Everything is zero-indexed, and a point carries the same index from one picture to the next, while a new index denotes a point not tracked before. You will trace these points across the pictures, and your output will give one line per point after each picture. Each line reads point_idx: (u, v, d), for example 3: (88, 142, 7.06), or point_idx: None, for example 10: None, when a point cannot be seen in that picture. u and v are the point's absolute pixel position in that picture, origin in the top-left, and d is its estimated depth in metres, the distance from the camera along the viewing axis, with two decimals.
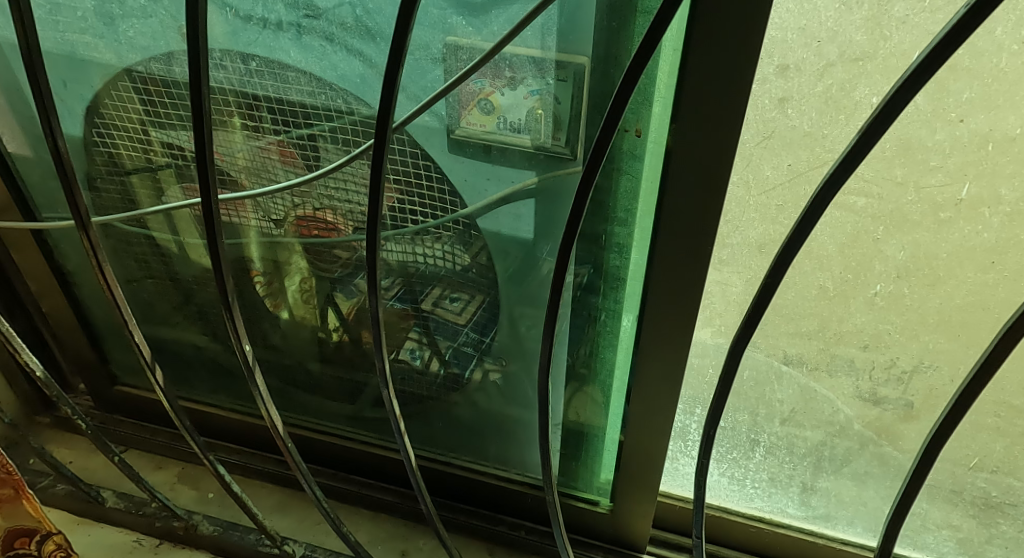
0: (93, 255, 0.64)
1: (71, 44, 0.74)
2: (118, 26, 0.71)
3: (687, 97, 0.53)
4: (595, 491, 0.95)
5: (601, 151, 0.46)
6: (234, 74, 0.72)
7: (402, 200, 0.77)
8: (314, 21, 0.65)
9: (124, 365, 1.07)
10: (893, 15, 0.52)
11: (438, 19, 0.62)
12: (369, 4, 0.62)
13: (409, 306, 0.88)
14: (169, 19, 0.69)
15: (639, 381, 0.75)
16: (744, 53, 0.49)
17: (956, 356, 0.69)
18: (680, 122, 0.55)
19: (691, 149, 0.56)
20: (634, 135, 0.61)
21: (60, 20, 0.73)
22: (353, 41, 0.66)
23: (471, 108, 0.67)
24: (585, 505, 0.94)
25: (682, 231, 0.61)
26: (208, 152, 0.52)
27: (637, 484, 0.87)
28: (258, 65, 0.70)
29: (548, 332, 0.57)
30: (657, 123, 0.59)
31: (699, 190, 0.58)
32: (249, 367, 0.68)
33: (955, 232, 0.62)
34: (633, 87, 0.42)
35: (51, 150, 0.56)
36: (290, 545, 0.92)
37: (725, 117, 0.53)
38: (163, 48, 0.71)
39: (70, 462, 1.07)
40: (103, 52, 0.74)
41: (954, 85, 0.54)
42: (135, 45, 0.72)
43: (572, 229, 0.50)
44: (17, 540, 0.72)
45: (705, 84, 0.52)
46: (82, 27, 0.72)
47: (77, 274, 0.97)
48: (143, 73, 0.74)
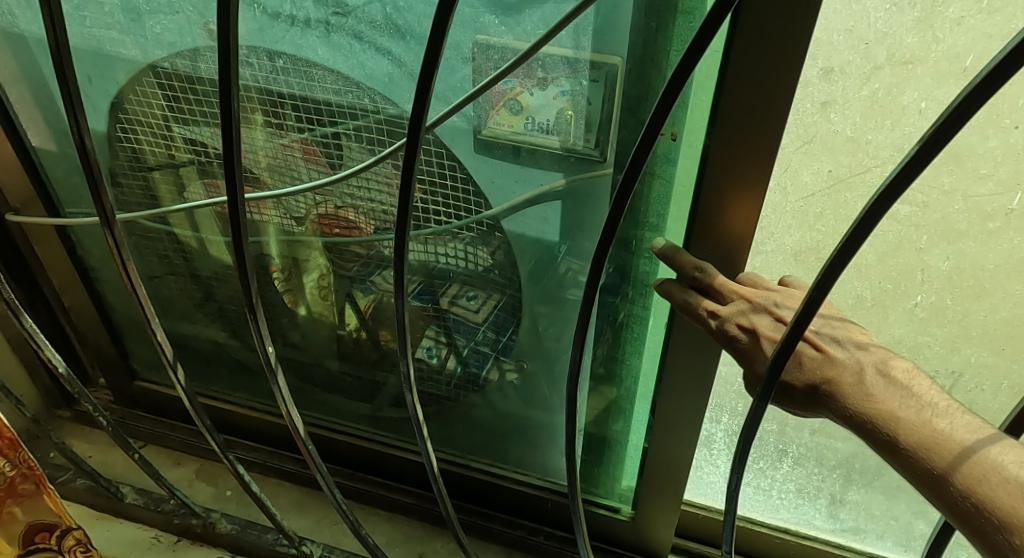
0: (117, 252, 0.64)
1: (98, 39, 0.74)
2: (145, 22, 0.71)
3: (729, 99, 0.52)
4: (615, 498, 0.94)
5: (642, 158, 0.44)
6: (260, 71, 0.71)
7: (424, 200, 0.75)
8: (344, 18, 0.65)
9: (144, 359, 1.07)
10: (947, 16, 0.50)
11: (469, 17, 0.60)
12: (399, 2, 0.61)
13: (429, 303, 0.86)
14: (196, 15, 0.68)
15: (667, 387, 0.74)
16: (792, 56, 0.48)
17: (998, 369, 0.68)
18: (720, 125, 0.53)
19: (731, 153, 0.54)
20: (669, 138, 0.59)
21: (87, 15, 0.72)
22: (383, 41, 0.65)
23: (499, 108, 0.66)
24: (606, 512, 0.93)
25: (718, 236, 0.60)
26: (235, 151, 0.51)
27: (660, 490, 0.85)
28: (284, 63, 0.69)
29: (579, 340, 0.55)
30: (694, 126, 0.57)
31: (737, 194, 0.57)
32: (271, 367, 0.67)
33: (1005, 242, 0.60)
34: (679, 91, 0.41)
35: (76, 145, 0.55)
36: (308, 546, 0.91)
37: (767, 121, 0.52)
38: (190, 44, 0.71)
39: (89, 456, 1.08)
40: (129, 48, 0.73)
41: (1011, 90, 0.52)
42: (161, 41, 0.72)
43: (608, 235, 0.49)
44: (37, 535, 0.71)
45: (749, 86, 0.51)
46: (108, 22, 0.72)
47: (98, 269, 0.97)
48: (168, 68, 0.74)
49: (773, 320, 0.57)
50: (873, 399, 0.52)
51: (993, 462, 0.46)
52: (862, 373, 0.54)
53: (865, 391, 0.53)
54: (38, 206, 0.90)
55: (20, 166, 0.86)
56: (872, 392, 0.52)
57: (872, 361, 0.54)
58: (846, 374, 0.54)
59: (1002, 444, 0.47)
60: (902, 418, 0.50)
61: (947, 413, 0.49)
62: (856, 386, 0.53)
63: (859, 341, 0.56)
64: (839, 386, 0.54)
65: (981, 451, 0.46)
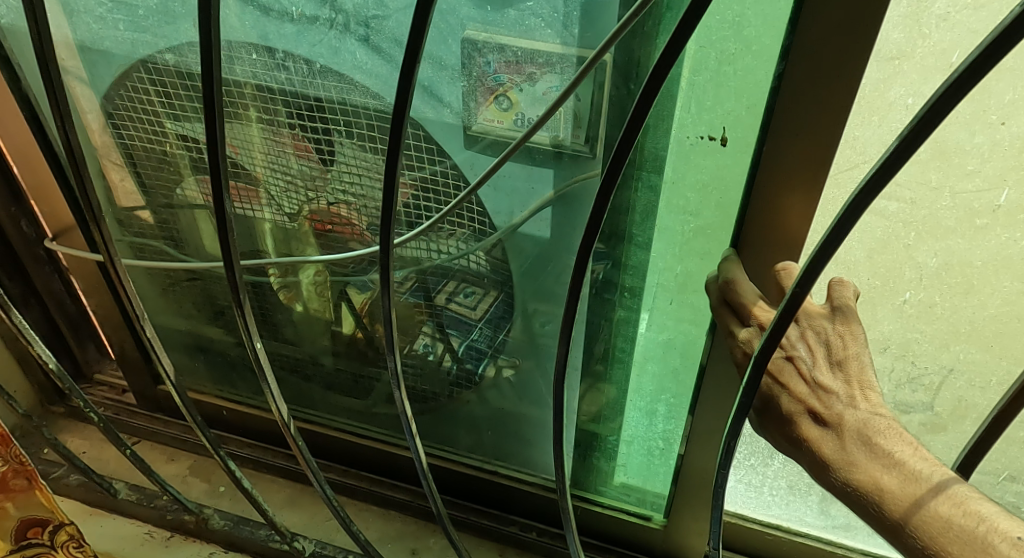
0: (105, 249, 0.63)
1: (132, 44, 0.73)
2: (178, 25, 0.70)
3: (786, 98, 0.53)
4: (649, 506, 0.93)
5: (621, 158, 0.44)
6: (296, 75, 0.70)
7: (416, 197, 0.74)
8: (381, 22, 0.64)
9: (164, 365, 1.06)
10: (933, 13, 0.50)
11: (515, 20, 0.60)
12: (443, 5, 0.61)
13: (422, 300, 0.85)
14: (236, 19, 0.68)
15: (707, 393, 0.74)
16: (850, 52, 0.49)
17: (986, 365, 0.68)
18: (777, 121, 0.54)
19: (783, 152, 0.55)
20: (718, 143, 0.59)
21: (121, 18, 0.71)
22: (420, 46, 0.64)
23: (489, 104, 0.66)
24: (636, 520, 0.92)
25: (766, 234, 0.61)
26: (220, 148, 0.50)
27: (693, 494, 0.84)
28: (320, 67, 0.69)
29: (565, 337, 0.55)
30: (743, 128, 0.58)
31: (790, 194, 0.57)
32: (258, 362, 0.67)
33: (992, 239, 0.60)
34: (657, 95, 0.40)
35: (63, 142, 0.55)
36: (300, 542, 0.91)
37: (829, 121, 0.52)
38: (228, 47, 0.70)
39: (83, 452, 1.08)
40: (163, 53, 0.72)
41: (996, 86, 0.52)
42: (159, 40, 0.72)
43: (594, 231, 0.48)
44: (29, 530, 0.70)
45: (808, 82, 0.51)
46: (144, 26, 0.71)
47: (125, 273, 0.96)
48: None
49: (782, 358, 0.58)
50: (856, 467, 0.52)
51: (990, 547, 0.45)
52: (842, 438, 0.54)
53: (847, 458, 0.53)
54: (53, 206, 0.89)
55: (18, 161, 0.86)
56: (854, 461, 0.53)
57: (854, 425, 0.54)
58: (825, 440, 0.54)
59: (992, 521, 0.46)
60: (888, 490, 0.50)
61: (932, 482, 0.49)
62: (836, 452, 0.53)
63: (853, 401, 0.55)
64: (825, 457, 0.54)
65: (971, 531, 0.46)
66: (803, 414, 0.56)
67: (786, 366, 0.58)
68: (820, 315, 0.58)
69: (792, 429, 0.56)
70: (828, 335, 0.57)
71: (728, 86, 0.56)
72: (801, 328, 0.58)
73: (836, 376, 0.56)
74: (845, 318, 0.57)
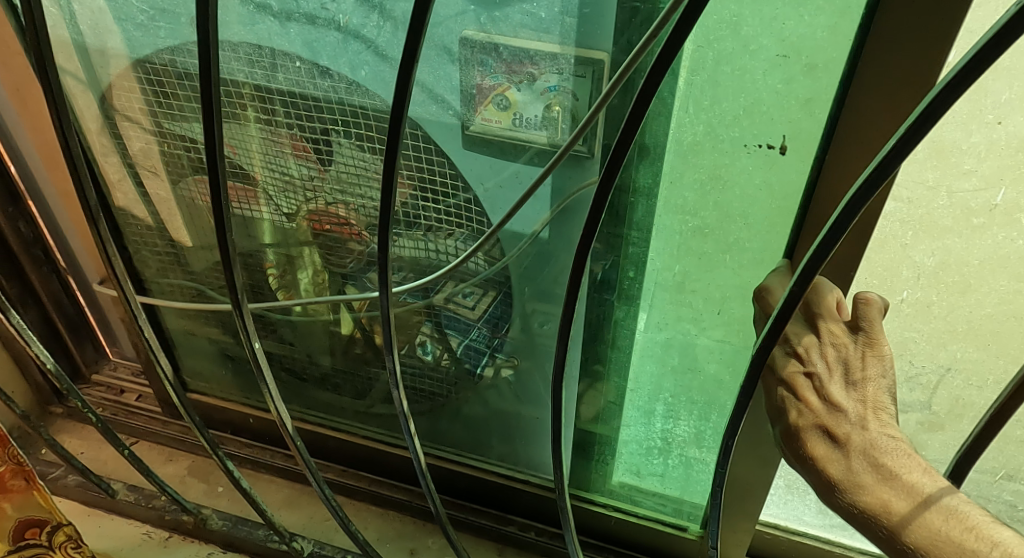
0: (104, 249, 0.64)
1: (171, 50, 0.72)
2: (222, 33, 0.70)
3: (849, 111, 0.52)
4: (685, 516, 0.91)
5: (618, 159, 0.44)
6: (340, 83, 0.69)
7: (414, 196, 0.74)
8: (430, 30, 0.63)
9: (194, 371, 1.08)
10: None
11: (571, 27, 0.59)
12: (495, 12, 0.60)
13: (421, 300, 0.85)
14: (279, 25, 0.67)
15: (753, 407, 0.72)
16: (916, 67, 0.47)
17: (983, 364, 0.68)
18: (839, 131, 0.53)
19: (842, 165, 0.54)
20: (777, 151, 0.59)
21: (162, 25, 0.70)
22: (469, 52, 0.63)
23: (488, 104, 0.66)
24: (674, 530, 0.90)
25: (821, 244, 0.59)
26: (219, 148, 0.51)
27: (733, 505, 0.83)
28: (366, 73, 0.68)
29: (563, 337, 0.55)
30: (802, 134, 0.57)
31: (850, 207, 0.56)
32: (257, 362, 0.67)
33: (989, 238, 0.60)
34: (652, 99, 0.40)
35: (61, 141, 0.56)
36: (299, 543, 0.91)
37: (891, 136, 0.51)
38: (272, 54, 0.69)
39: (81, 453, 1.08)
40: None
41: (993, 86, 0.52)
42: (159, 40, 0.72)
43: (591, 234, 0.48)
44: (29, 531, 0.69)
45: (872, 95, 0.50)
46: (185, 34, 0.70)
47: (153, 281, 0.97)
48: (246, 81, 0.72)
49: (803, 374, 0.56)
50: (863, 488, 0.51)
51: None
52: (850, 459, 0.52)
53: (854, 480, 0.51)
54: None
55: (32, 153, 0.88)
56: (861, 482, 0.51)
57: (862, 443, 0.52)
58: (833, 461, 0.53)
59: (1006, 546, 0.46)
60: (899, 512, 0.49)
61: (945, 505, 0.49)
62: (844, 472, 0.52)
63: (865, 421, 0.53)
64: (833, 478, 0.52)
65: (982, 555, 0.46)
66: (812, 430, 0.54)
67: (801, 379, 0.56)
68: (843, 333, 0.56)
69: (799, 446, 0.55)
70: (850, 354, 0.55)
71: (727, 86, 0.57)
72: (823, 344, 0.56)
73: (853, 396, 0.54)
74: (870, 339, 0.55)
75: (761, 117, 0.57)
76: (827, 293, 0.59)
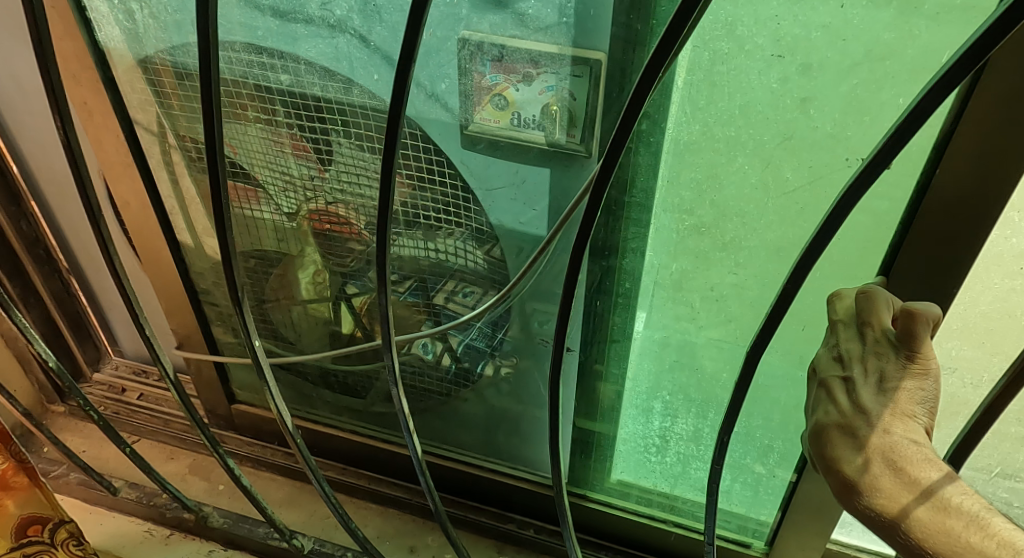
0: (105, 249, 0.64)
1: (246, 65, 0.72)
2: (299, 46, 0.69)
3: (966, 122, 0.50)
4: (751, 533, 0.92)
5: (613, 159, 0.44)
6: (417, 99, 0.68)
7: (414, 196, 0.75)
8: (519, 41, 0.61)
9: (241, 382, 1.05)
10: (923, 13, 0.49)
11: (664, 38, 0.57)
12: (587, 24, 0.59)
13: (421, 300, 0.85)
14: (358, 40, 0.67)
15: None
16: None
17: (978, 362, 0.69)
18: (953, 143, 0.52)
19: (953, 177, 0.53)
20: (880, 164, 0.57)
21: (237, 39, 0.70)
22: (556, 65, 0.61)
23: (486, 103, 0.66)
24: (738, 546, 0.91)
25: (922, 259, 0.58)
26: (218, 147, 0.51)
27: (799, 526, 0.83)
28: (447, 86, 0.66)
29: (559, 336, 0.55)
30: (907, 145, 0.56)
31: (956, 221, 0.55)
32: (258, 360, 0.67)
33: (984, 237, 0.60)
34: (645, 99, 0.41)
35: (62, 141, 0.57)
36: (299, 540, 0.92)
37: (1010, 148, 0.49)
38: (346, 69, 0.69)
39: (82, 451, 1.08)
40: (279, 75, 0.71)
41: None
42: (233, 54, 0.71)
43: (585, 234, 0.49)
44: (30, 528, 0.70)
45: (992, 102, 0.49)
46: (262, 48, 0.70)
47: (209, 293, 0.95)
48: (319, 95, 0.71)
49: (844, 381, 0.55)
50: (879, 491, 0.52)
51: None
52: (868, 461, 0.53)
53: (872, 482, 0.52)
54: (141, 236, 0.89)
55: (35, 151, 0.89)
56: (878, 484, 0.52)
57: (881, 447, 0.52)
58: (847, 459, 0.54)
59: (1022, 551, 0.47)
60: (916, 518, 0.51)
61: (965, 512, 0.50)
62: (858, 472, 0.53)
63: (887, 426, 0.53)
64: (848, 477, 0.53)
65: None
66: (834, 430, 0.54)
67: (837, 383, 0.55)
68: (887, 345, 0.53)
69: (821, 443, 0.55)
70: (893, 367, 0.53)
71: (722, 86, 0.57)
72: (867, 353, 0.54)
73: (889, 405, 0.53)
74: (916, 353, 0.52)
75: (758, 117, 0.58)
76: (880, 300, 0.54)
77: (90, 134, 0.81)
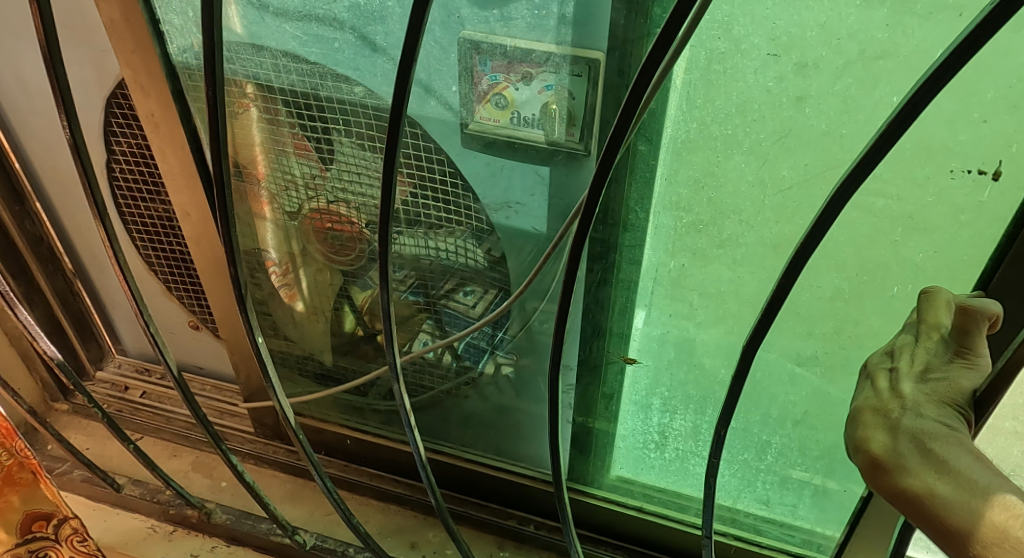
0: (110, 247, 0.65)
1: (321, 76, 0.71)
2: (378, 57, 0.68)
3: None
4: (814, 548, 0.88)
5: (610, 158, 0.45)
6: (494, 109, 0.67)
7: (415, 194, 0.75)
8: (608, 55, 0.60)
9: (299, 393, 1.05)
10: (916, 12, 0.50)
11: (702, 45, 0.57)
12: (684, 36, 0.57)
13: (422, 298, 0.86)
14: (438, 51, 0.65)
15: None
16: None
17: None
18: None
19: None
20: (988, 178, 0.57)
21: (313, 51, 0.70)
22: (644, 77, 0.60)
23: (486, 102, 0.67)
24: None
25: None
26: (223, 145, 0.52)
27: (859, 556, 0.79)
28: (526, 97, 0.65)
29: (558, 332, 0.56)
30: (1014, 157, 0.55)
31: None
32: (260, 356, 0.68)
33: (978, 234, 0.60)
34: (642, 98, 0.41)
35: (69, 140, 0.58)
36: (301, 536, 0.93)
37: None
38: (423, 80, 0.68)
39: (86, 448, 1.09)
40: (353, 87, 0.71)
41: (977, 83, 0.53)
42: (307, 66, 0.71)
43: (584, 231, 0.49)
44: (34, 523, 0.71)
45: None
46: (337, 59, 0.70)
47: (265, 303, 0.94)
48: (394, 107, 0.71)
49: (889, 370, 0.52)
50: (906, 470, 0.48)
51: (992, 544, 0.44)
52: (896, 438, 0.49)
53: (899, 461, 0.48)
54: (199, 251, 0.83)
55: (43, 151, 0.90)
56: (905, 463, 0.48)
57: (911, 426, 0.49)
58: (876, 438, 0.50)
59: None
60: (942, 495, 0.46)
61: (986, 489, 0.45)
62: (887, 450, 0.49)
63: (921, 408, 0.49)
64: (875, 456, 0.49)
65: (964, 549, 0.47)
66: (867, 410, 0.52)
67: (882, 371, 0.53)
68: (938, 334, 0.51)
69: (854, 424, 0.52)
70: (936, 356, 0.51)
71: (719, 85, 0.58)
72: (915, 343, 0.52)
73: (929, 392, 0.50)
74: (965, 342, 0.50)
75: (753, 116, 0.59)
76: (940, 297, 0.52)
77: (153, 145, 0.75)
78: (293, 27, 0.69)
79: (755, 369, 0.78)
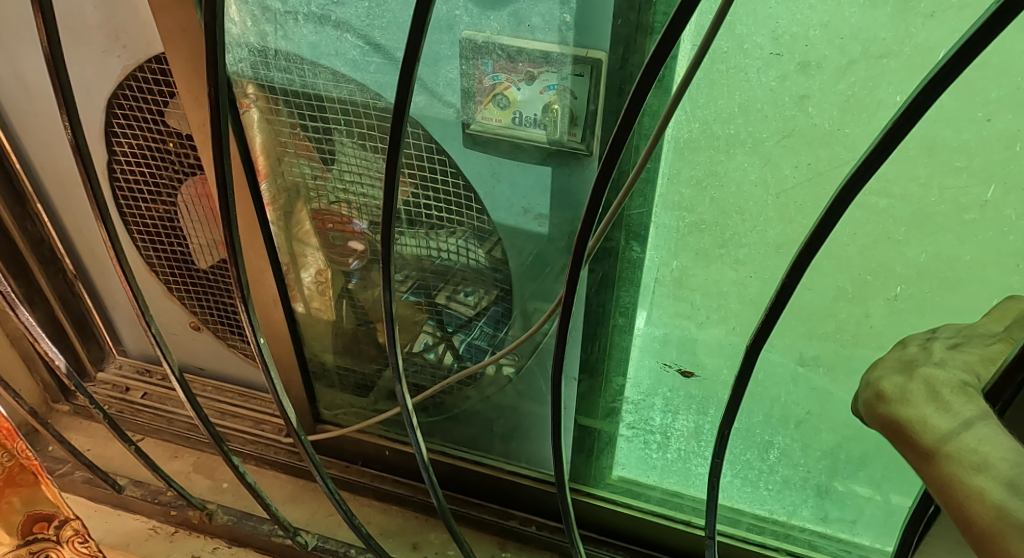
0: (112, 247, 0.65)
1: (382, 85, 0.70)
2: (440, 67, 0.66)
3: None
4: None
5: (613, 160, 0.44)
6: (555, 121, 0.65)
7: (417, 195, 0.75)
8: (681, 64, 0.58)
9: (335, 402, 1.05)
10: (920, 11, 0.50)
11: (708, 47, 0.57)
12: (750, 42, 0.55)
13: (423, 299, 0.86)
14: (505, 59, 0.63)
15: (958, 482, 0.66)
16: None
17: None
18: None
19: None
20: None
21: (374, 61, 0.69)
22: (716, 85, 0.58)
23: (488, 102, 0.67)
24: None
25: None
26: (226, 146, 0.52)
27: None
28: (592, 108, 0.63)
29: (561, 333, 0.56)
30: None
31: None
32: (261, 355, 0.67)
33: (980, 233, 0.60)
34: (645, 99, 0.40)
35: (71, 141, 0.57)
36: (303, 537, 0.93)
37: None
38: (486, 90, 0.66)
39: (87, 449, 1.09)
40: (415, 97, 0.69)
41: (981, 83, 0.53)
42: (367, 75, 0.70)
43: (587, 232, 0.48)
44: (35, 525, 0.71)
45: None
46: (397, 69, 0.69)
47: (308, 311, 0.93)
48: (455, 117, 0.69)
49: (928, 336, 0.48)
50: (907, 403, 0.43)
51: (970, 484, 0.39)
52: (908, 376, 0.44)
53: (903, 395, 0.44)
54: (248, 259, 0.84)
55: (44, 152, 0.90)
56: (909, 398, 0.43)
57: (925, 369, 0.44)
58: (888, 377, 0.45)
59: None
60: (937, 430, 0.41)
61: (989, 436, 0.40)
62: (896, 388, 0.44)
63: (943, 360, 0.45)
64: (882, 394, 0.45)
65: None
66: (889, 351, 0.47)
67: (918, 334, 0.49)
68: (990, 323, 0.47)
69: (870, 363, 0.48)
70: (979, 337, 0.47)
71: (722, 84, 0.58)
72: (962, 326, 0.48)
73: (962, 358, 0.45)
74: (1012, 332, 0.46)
75: (757, 115, 0.59)
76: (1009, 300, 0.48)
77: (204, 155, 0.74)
78: (354, 36, 0.68)
79: (757, 370, 0.77)
